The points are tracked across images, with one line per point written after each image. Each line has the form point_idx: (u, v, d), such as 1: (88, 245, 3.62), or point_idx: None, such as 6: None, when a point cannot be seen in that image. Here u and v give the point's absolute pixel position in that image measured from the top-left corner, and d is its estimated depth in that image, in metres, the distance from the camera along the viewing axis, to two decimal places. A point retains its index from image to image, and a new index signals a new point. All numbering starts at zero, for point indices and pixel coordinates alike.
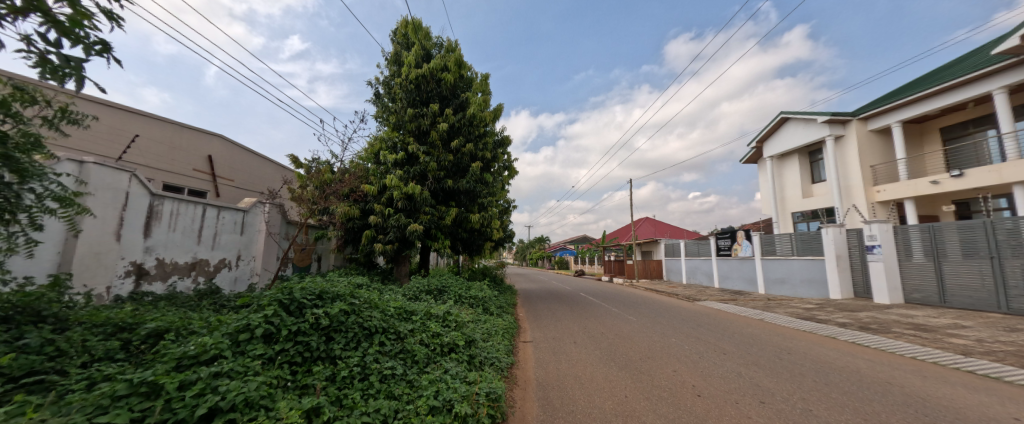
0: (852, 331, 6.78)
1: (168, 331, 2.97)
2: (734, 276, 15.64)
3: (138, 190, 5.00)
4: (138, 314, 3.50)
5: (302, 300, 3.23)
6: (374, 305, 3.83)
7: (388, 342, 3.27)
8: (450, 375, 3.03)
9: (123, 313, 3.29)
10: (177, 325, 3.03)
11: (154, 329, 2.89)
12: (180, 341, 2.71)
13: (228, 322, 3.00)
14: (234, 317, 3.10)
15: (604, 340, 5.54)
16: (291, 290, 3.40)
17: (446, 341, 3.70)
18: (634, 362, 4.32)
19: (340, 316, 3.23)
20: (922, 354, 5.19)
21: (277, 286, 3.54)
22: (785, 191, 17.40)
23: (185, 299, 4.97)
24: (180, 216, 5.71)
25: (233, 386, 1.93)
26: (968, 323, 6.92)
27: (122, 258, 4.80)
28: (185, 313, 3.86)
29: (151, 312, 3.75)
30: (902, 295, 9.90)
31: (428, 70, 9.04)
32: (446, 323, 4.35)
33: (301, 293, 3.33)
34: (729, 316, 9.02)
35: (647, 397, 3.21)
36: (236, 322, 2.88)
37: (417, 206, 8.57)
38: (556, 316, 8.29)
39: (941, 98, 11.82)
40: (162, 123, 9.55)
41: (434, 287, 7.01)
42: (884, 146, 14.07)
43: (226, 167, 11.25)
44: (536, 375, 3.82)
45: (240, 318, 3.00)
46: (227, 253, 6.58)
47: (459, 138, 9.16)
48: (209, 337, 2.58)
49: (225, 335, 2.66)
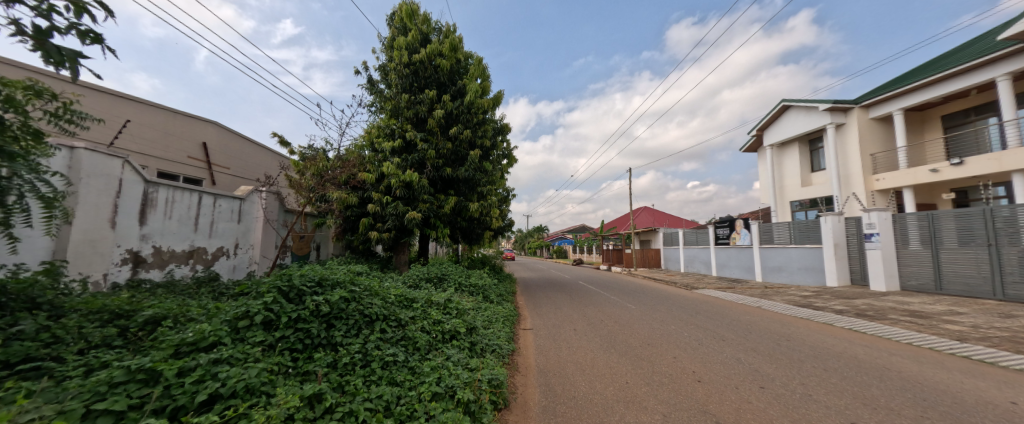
0: (848, 318, 6.87)
1: (166, 318, 2.89)
2: (732, 265, 15.72)
3: (131, 177, 4.90)
4: (135, 301, 3.45)
5: (301, 288, 3.17)
6: (374, 292, 3.76)
7: (388, 330, 3.20)
8: (452, 362, 2.98)
9: (120, 300, 3.23)
10: (174, 312, 2.96)
11: (151, 316, 2.83)
12: (178, 328, 2.64)
13: (224, 309, 2.95)
14: (233, 305, 3.04)
15: (604, 328, 5.52)
16: (289, 276, 3.37)
17: (447, 328, 3.65)
18: (635, 349, 4.31)
19: (340, 303, 3.17)
20: (918, 340, 5.28)
21: (275, 273, 3.49)
22: (785, 180, 17.41)
23: (184, 287, 4.94)
24: (175, 203, 5.62)
25: (233, 372, 1.85)
26: (963, 310, 6.98)
27: (117, 246, 4.74)
28: (180, 301, 3.81)
29: (148, 299, 3.71)
30: (898, 283, 9.99)
31: (426, 55, 8.82)
32: (447, 310, 4.33)
33: (299, 280, 3.27)
34: (726, 303, 9.08)
35: (647, 383, 3.22)
36: (236, 309, 2.81)
37: (415, 194, 8.48)
38: (555, 304, 8.31)
39: (945, 85, 11.73)
40: (155, 109, 9.36)
41: (434, 275, 6.99)
42: (885, 135, 14.03)
43: (221, 155, 11.08)
44: (537, 362, 3.83)
45: (239, 305, 2.93)
46: (224, 241, 6.53)
47: (457, 125, 9.02)
48: (207, 324, 2.50)
49: (223, 321, 2.57)
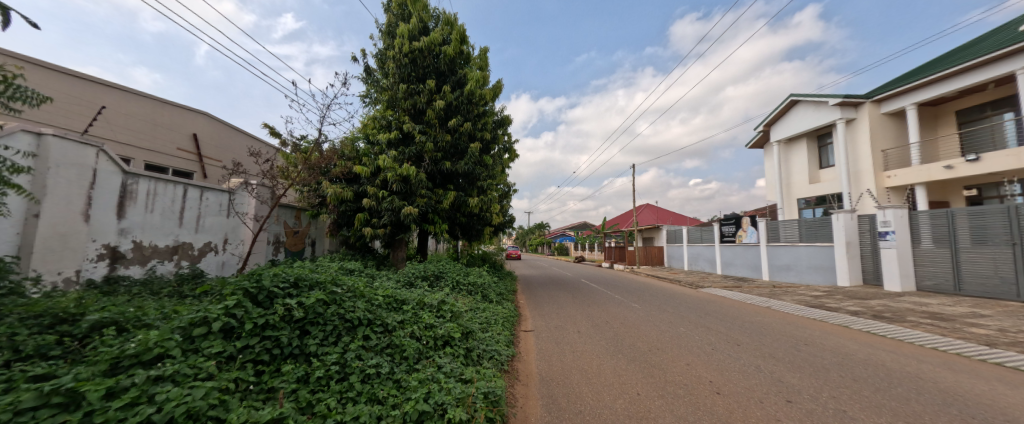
0: (865, 320, 6.54)
1: (117, 323, 2.57)
2: (738, 263, 15.35)
3: (108, 167, 4.61)
4: (91, 303, 3.11)
5: (272, 290, 2.86)
6: (359, 293, 3.45)
7: (372, 336, 2.90)
8: (443, 373, 2.67)
9: (70, 302, 2.89)
10: (129, 316, 2.64)
11: (98, 320, 2.50)
12: (126, 335, 2.33)
13: (183, 314, 2.64)
14: (194, 308, 2.73)
15: (610, 329, 5.22)
16: (259, 277, 3.07)
17: (440, 333, 3.34)
18: (644, 354, 4.01)
19: (317, 306, 2.86)
20: (944, 345, 4.96)
21: (245, 273, 3.19)
22: (792, 176, 17.01)
23: (163, 285, 4.66)
24: (158, 196, 5.33)
25: (173, 394, 1.54)
26: (987, 312, 6.63)
27: (92, 240, 4.45)
28: (146, 302, 3.48)
29: (109, 300, 3.38)
30: (913, 283, 9.63)
31: (425, 43, 8.45)
32: (440, 313, 4.00)
33: (270, 281, 2.97)
34: (734, 303, 8.74)
35: (660, 395, 2.91)
36: (194, 314, 2.50)
37: (412, 188, 8.15)
38: (557, 303, 8.02)
39: (961, 79, 11.32)
40: (142, 99, 9.05)
41: (431, 273, 6.67)
42: (896, 131, 13.62)
43: (213, 148, 10.80)
44: (538, 370, 3.53)
45: (199, 309, 2.62)
46: (212, 236, 6.25)
47: (457, 117, 8.67)
48: (155, 332, 2.19)
49: (176, 329, 2.26)
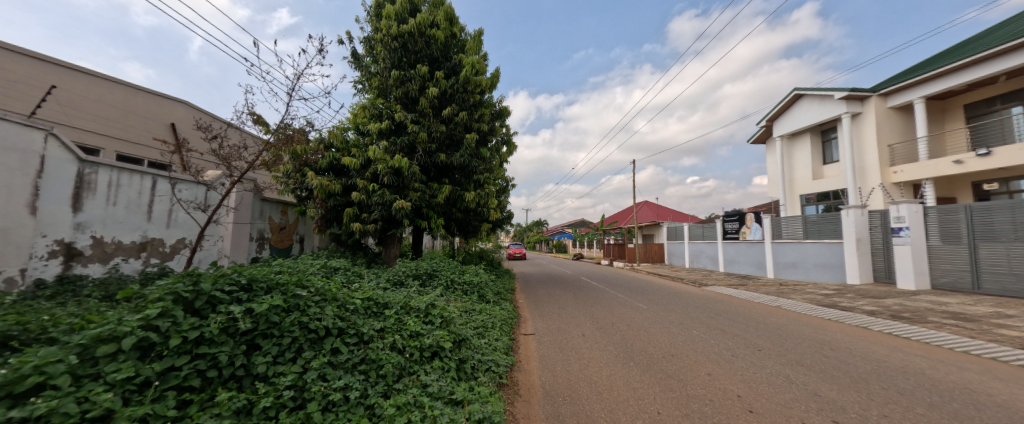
0: (885, 321, 6.16)
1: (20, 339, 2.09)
2: (742, 260, 15.01)
3: (60, 154, 4.13)
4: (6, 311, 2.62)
5: (213, 295, 2.44)
6: (331, 297, 3.03)
7: (342, 351, 2.49)
8: (428, 394, 2.24)
9: None
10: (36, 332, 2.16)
11: None
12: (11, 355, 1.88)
13: (97, 324, 2.19)
14: (110, 317, 2.27)
15: (617, 333, 4.81)
16: (199, 279, 2.63)
17: (427, 343, 2.90)
18: (657, 363, 3.60)
19: (271, 315, 2.44)
20: (975, 348, 4.60)
21: (186, 274, 2.73)
22: (795, 172, 16.66)
23: (121, 287, 4.19)
24: (121, 187, 4.84)
25: None
26: (1011, 312, 6.28)
27: (41, 235, 3.99)
28: (80, 309, 2.99)
29: (34, 308, 2.89)
30: (927, 281, 9.25)
31: (414, 25, 7.95)
32: (428, 318, 3.55)
33: (212, 284, 2.54)
34: (742, 302, 8.37)
35: (684, 415, 2.50)
36: (105, 326, 2.06)
37: (405, 182, 7.69)
38: (559, 303, 7.62)
39: (970, 71, 10.96)
40: (114, 85, 8.57)
41: (423, 271, 6.22)
42: (903, 125, 13.28)
43: (194, 138, 10.34)
44: (542, 382, 3.11)
45: (116, 318, 2.18)
46: (186, 232, 5.76)
47: (451, 106, 8.22)
48: (42, 355, 1.74)
49: (74, 349, 1.83)
